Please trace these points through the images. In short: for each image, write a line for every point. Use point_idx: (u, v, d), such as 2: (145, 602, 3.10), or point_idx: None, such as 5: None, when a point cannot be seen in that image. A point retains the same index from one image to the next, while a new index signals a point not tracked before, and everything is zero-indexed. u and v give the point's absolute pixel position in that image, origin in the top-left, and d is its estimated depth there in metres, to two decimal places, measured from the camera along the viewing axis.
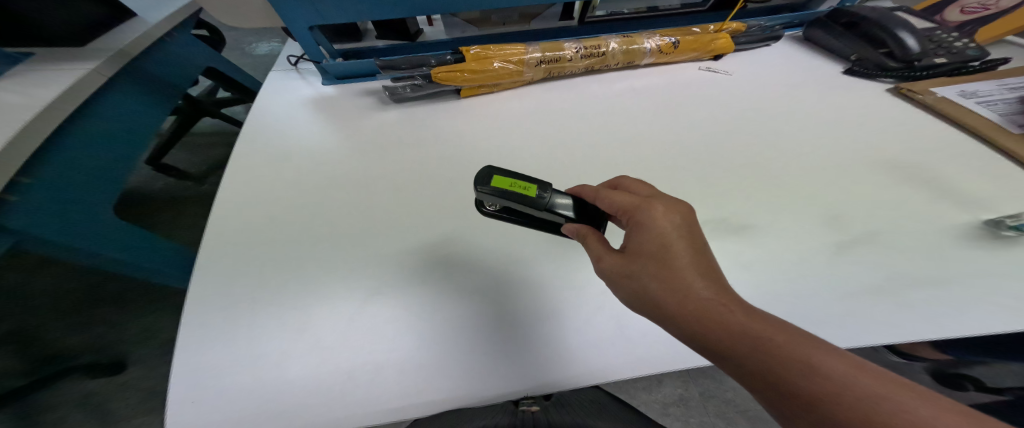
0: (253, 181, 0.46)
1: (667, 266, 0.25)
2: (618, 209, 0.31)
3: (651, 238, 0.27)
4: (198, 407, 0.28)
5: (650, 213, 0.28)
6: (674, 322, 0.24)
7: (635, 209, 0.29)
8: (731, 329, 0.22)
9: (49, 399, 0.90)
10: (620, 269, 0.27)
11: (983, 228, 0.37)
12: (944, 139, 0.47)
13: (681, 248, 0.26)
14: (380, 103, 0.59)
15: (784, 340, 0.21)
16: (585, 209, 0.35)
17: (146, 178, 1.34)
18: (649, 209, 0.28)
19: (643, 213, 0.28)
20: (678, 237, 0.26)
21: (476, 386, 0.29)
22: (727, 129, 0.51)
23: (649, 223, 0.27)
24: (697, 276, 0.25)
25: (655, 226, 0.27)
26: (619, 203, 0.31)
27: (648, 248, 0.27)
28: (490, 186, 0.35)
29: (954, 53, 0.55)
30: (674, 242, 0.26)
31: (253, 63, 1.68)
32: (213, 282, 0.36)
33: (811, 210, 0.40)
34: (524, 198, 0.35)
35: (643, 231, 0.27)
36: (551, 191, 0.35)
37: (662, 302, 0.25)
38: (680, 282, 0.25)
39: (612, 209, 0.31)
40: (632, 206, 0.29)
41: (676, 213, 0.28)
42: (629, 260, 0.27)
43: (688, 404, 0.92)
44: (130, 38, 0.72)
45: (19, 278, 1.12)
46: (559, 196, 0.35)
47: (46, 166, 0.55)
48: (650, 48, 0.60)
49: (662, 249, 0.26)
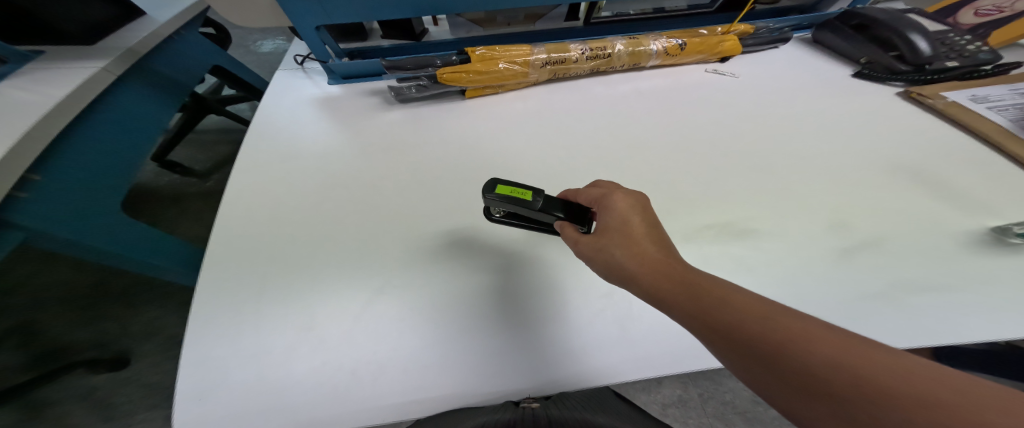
0: (258, 180, 0.47)
1: (628, 237, 0.28)
2: (591, 201, 0.34)
3: (615, 216, 0.30)
4: (205, 406, 0.28)
5: (613, 197, 0.31)
6: (636, 284, 0.27)
7: (603, 196, 0.32)
8: (683, 285, 0.24)
9: (56, 392, 0.92)
10: (592, 243, 0.30)
11: (991, 234, 0.36)
12: (952, 144, 0.47)
13: (640, 224, 0.29)
14: (385, 103, 0.59)
15: (727, 293, 0.23)
16: (570, 208, 0.35)
17: (152, 174, 1.35)
18: (612, 194, 0.32)
19: (609, 198, 0.31)
20: (637, 215, 0.30)
21: (477, 384, 0.30)
22: (733, 132, 0.51)
23: (613, 205, 0.31)
24: (652, 245, 0.28)
25: (618, 206, 0.30)
26: (591, 194, 0.34)
27: (612, 225, 0.30)
28: (495, 194, 0.36)
29: (967, 56, 0.54)
30: (634, 220, 0.29)
31: (259, 61, 1.68)
32: (220, 281, 0.36)
33: (816, 215, 0.39)
34: (524, 204, 0.35)
35: (609, 211, 0.31)
36: (544, 196, 0.35)
37: (626, 266, 0.27)
38: (640, 249, 0.27)
39: (586, 202, 0.34)
40: (599, 194, 0.33)
41: (637, 198, 0.31)
42: (599, 235, 0.30)
43: (687, 405, 0.91)
44: (139, 37, 0.73)
45: (27, 272, 1.14)
46: (553, 201, 0.35)
47: (57, 163, 0.56)
48: (656, 49, 0.60)
49: (624, 225, 0.29)
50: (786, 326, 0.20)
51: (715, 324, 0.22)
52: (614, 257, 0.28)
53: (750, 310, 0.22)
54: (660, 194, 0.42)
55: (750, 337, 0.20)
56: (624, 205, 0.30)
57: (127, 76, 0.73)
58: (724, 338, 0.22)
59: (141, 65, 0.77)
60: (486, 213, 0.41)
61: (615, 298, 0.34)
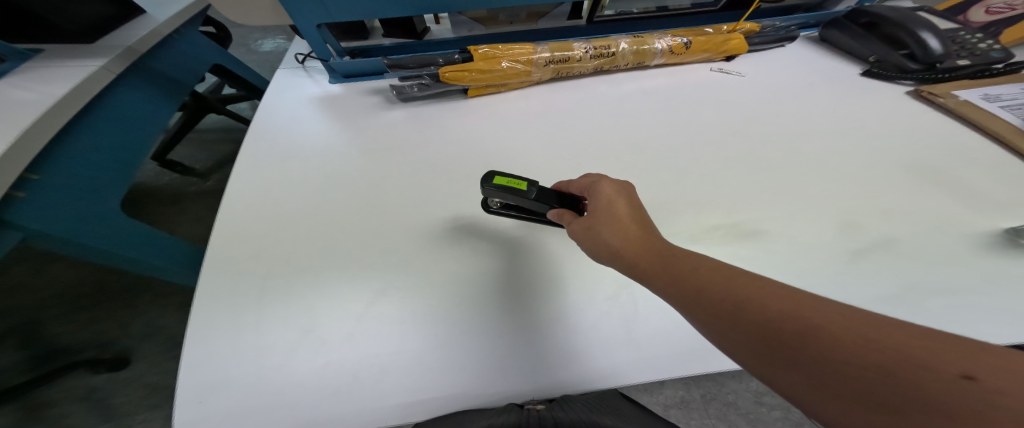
0: (259, 180, 0.46)
1: (614, 216, 0.30)
2: (581, 188, 0.35)
3: (602, 199, 0.32)
4: (205, 409, 0.28)
5: (601, 183, 0.33)
6: (620, 260, 0.28)
7: (592, 183, 0.34)
8: (664, 259, 0.26)
9: (56, 392, 0.91)
10: (583, 224, 0.31)
11: (1006, 235, 0.36)
12: (964, 144, 0.46)
13: (625, 206, 0.31)
14: (387, 102, 0.58)
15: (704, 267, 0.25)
16: (563, 199, 0.36)
17: (152, 173, 1.35)
18: (600, 180, 0.33)
19: (597, 183, 0.33)
20: (622, 199, 0.31)
21: (480, 385, 0.29)
22: (739, 131, 0.50)
23: (600, 189, 0.32)
24: (635, 224, 0.29)
25: (605, 191, 0.32)
26: (581, 182, 0.35)
27: (601, 206, 0.31)
28: (491, 184, 0.36)
29: (979, 54, 0.54)
30: (619, 203, 0.31)
31: (260, 60, 1.68)
32: (221, 281, 0.35)
33: (825, 216, 0.39)
34: (519, 194, 0.35)
35: (596, 194, 0.32)
36: (538, 187, 0.36)
37: (612, 244, 0.29)
38: (623, 227, 0.29)
39: (576, 189, 0.36)
40: (589, 181, 0.34)
41: (622, 185, 0.33)
42: (589, 217, 0.31)
43: (689, 406, 0.91)
44: (139, 35, 0.73)
45: (27, 272, 1.13)
46: (547, 192, 0.36)
47: (56, 162, 0.55)
48: (661, 48, 0.59)
49: (610, 206, 0.31)
50: (757, 293, 0.21)
51: (694, 294, 0.24)
52: (603, 236, 0.29)
53: (725, 280, 0.23)
54: (666, 194, 0.42)
55: (726, 304, 0.22)
56: (611, 190, 0.32)
57: (126, 74, 0.73)
58: (702, 307, 0.23)
59: (141, 63, 0.76)
60: (484, 204, 0.42)
61: (622, 300, 0.33)
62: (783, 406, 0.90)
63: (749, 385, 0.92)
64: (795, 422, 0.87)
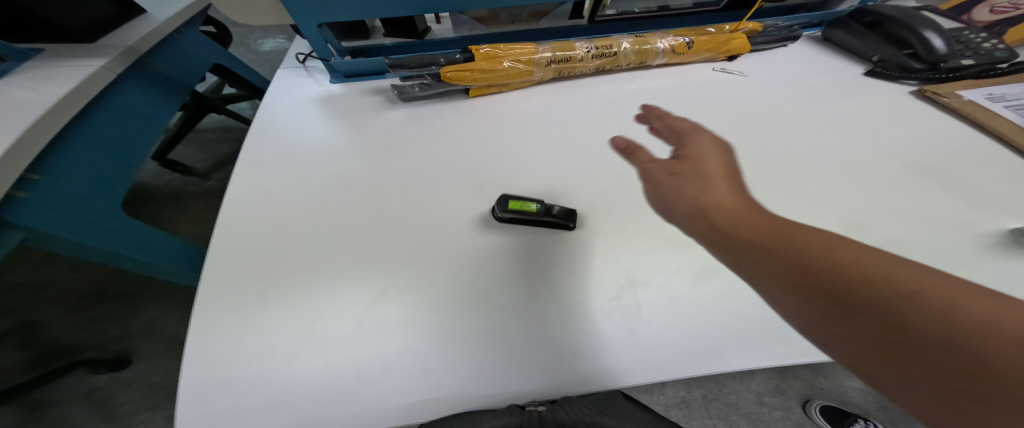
0: (260, 180, 0.46)
1: (703, 175, 0.29)
2: (675, 130, 0.35)
3: (698, 151, 0.31)
4: (208, 409, 0.28)
5: (701, 137, 0.32)
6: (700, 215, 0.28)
7: (689, 131, 0.34)
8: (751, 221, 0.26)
9: (57, 392, 0.92)
10: (670, 168, 0.31)
11: (1010, 236, 0.36)
12: (967, 144, 0.46)
13: (718, 164, 0.30)
14: (388, 102, 0.58)
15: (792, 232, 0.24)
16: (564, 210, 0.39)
17: (152, 173, 1.34)
18: (702, 133, 0.33)
19: (696, 135, 0.33)
20: (715, 157, 0.31)
21: (482, 386, 0.29)
22: (741, 131, 0.50)
23: (697, 144, 0.32)
24: (726, 184, 0.29)
25: (701, 145, 0.32)
26: (677, 125, 0.35)
27: (694, 158, 0.31)
28: (507, 211, 0.39)
29: (983, 54, 0.54)
30: (711, 161, 0.30)
31: (261, 60, 1.68)
32: (223, 281, 0.35)
33: (828, 216, 0.39)
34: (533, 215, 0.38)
35: (693, 147, 0.32)
36: (546, 205, 0.39)
37: (695, 198, 0.28)
38: (713, 186, 0.28)
39: (667, 130, 0.35)
40: (688, 129, 0.34)
41: (721, 144, 0.32)
42: (680, 166, 0.31)
43: (690, 406, 0.91)
44: (140, 35, 0.72)
45: (28, 272, 1.13)
46: (553, 206, 0.39)
47: (57, 162, 0.55)
48: (663, 48, 0.59)
49: (700, 164, 0.30)
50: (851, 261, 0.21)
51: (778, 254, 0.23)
52: (688, 190, 0.29)
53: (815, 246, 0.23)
54: None
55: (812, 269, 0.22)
56: (705, 146, 0.32)
57: (128, 74, 0.73)
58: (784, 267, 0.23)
59: (143, 63, 0.76)
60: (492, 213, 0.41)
61: (624, 301, 0.33)
62: (783, 406, 0.89)
63: (750, 385, 0.92)
64: (796, 422, 0.87)
